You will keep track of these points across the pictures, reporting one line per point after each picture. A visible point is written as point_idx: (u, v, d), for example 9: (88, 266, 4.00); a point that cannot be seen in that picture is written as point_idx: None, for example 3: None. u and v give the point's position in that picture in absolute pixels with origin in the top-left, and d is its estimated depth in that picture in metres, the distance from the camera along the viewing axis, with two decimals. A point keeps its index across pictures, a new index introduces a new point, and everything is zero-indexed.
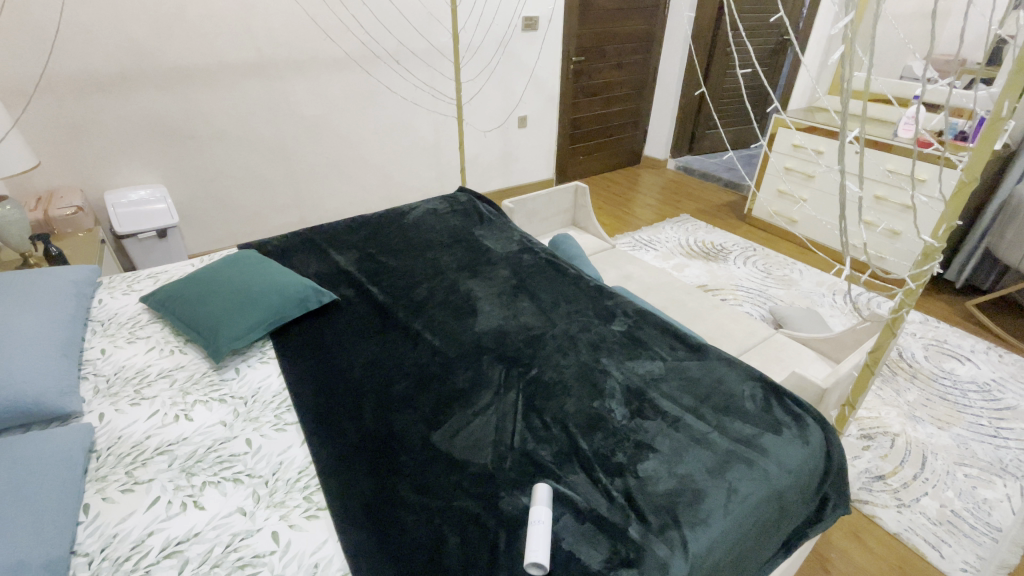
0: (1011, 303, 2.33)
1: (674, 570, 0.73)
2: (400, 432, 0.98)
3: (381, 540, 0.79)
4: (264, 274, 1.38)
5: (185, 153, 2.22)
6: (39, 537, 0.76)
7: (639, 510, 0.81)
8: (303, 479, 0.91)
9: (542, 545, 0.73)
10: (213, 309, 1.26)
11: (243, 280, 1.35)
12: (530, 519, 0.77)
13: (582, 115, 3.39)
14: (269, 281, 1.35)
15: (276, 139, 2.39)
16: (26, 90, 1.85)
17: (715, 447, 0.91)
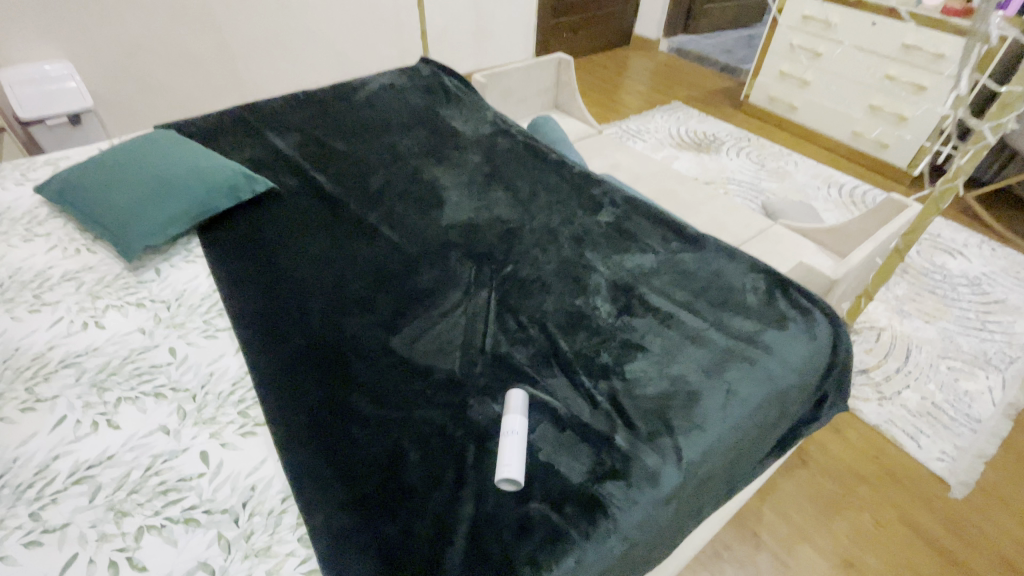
0: (1008, 196, 2.24)
1: (664, 480, 0.64)
2: (353, 337, 0.84)
3: (330, 456, 0.67)
4: (182, 158, 1.15)
5: (86, 17, 1.78)
6: None
7: (626, 416, 0.70)
8: (237, 392, 0.77)
9: (519, 461, 0.63)
10: (121, 198, 1.05)
11: (158, 165, 1.12)
12: (504, 430, 0.66)
13: None
14: (189, 166, 1.13)
15: (198, 2, 1.96)
16: None
17: (712, 346, 0.80)
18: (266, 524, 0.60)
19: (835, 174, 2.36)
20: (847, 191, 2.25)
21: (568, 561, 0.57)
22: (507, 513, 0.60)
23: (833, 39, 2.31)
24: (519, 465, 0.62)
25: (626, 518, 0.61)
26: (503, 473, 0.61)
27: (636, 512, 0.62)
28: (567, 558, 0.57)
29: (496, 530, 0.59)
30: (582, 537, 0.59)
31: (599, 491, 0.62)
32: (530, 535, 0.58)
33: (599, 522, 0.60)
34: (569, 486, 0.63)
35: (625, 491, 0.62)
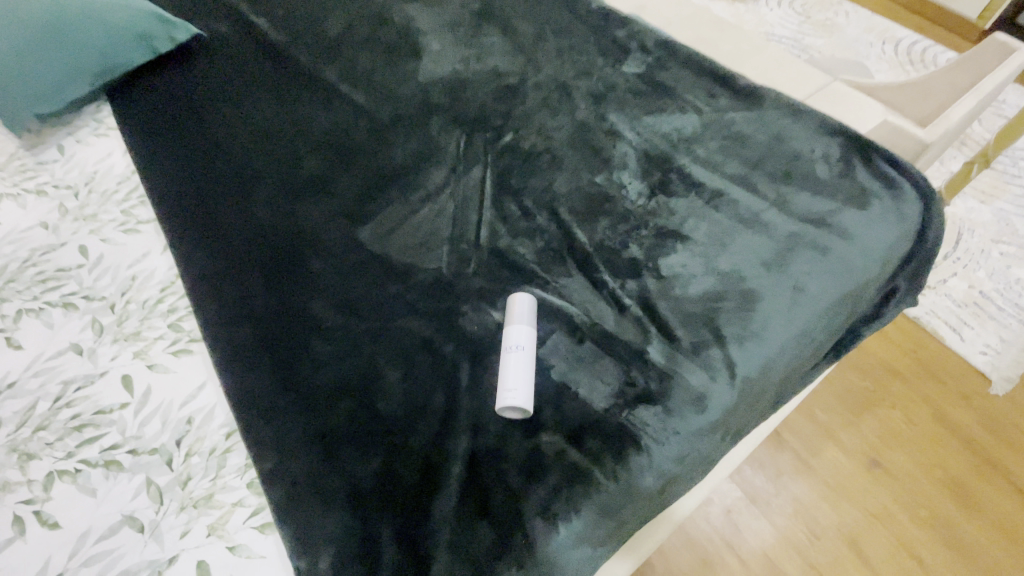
0: None
1: (713, 404, 0.48)
2: (310, 229, 0.65)
3: (284, 379, 0.52)
4: None
5: None
6: None
7: (664, 323, 0.53)
8: (166, 299, 0.61)
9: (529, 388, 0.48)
10: None
11: None
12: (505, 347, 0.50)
13: None
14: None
15: None
16: None
17: (773, 232, 0.61)
18: (205, 468, 0.47)
19: (892, 25, 1.97)
20: (907, 46, 1.89)
21: (590, 509, 0.43)
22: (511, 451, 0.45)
23: None
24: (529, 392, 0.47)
25: (665, 452, 0.46)
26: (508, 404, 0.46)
27: (678, 446, 0.47)
28: (590, 506, 0.43)
29: (498, 473, 0.45)
30: (607, 479, 0.44)
31: (629, 422, 0.47)
32: (540, 480, 0.44)
33: (629, 459, 0.45)
34: (591, 415, 0.47)
35: (663, 420, 0.47)
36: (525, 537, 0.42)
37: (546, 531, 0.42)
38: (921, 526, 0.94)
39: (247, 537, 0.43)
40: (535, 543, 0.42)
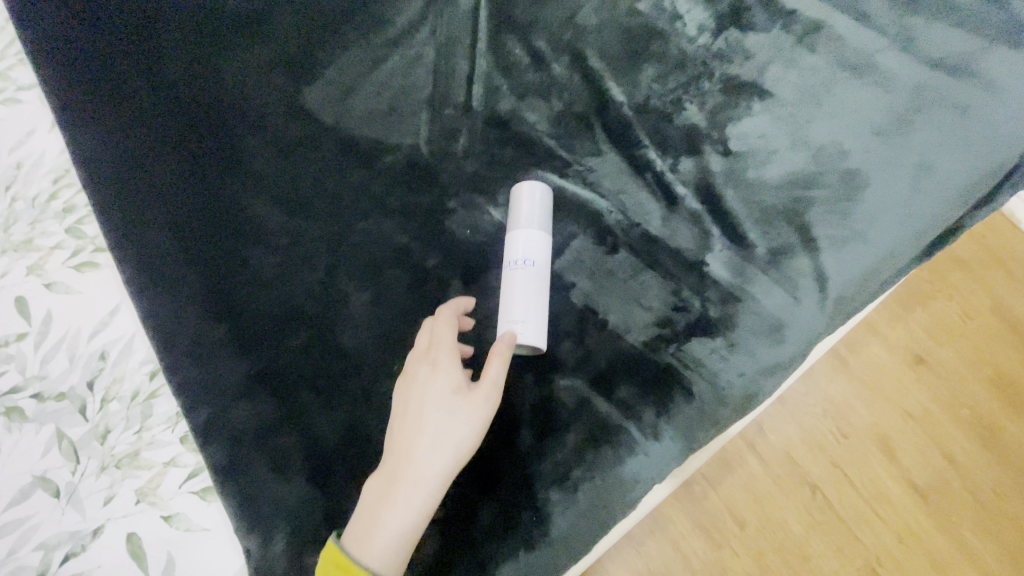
0: None
1: (791, 336, 0.35)
2: (236, 90, 0.47)
3: (215, 301, 0.39)
4: None
5: None
6: None
7: (732, 224, 0.38)
8: (61, 195, 0.46)
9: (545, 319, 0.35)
10: None
11: None
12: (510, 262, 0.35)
13: None
14: None
15: None
16: None
17: (895, 83, 0.42)
18: (126, 420, 0.37)
19: None
20: None
21: (622, 477, 0.32)
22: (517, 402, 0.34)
23: None
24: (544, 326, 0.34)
25: (721, 404, 0.34)
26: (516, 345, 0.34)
27: (744, 391, 0.34)
28: (622, 473, 0.32)
29: (499, 428, 0.33)
30: (646, 439, 0.33)
31: (679, 361, 0.34)
32: (555, 441, 0.33)
33: (676, 411, 0.33)
34: (625, 352, 0.34)
35: (723, 359, 0.34)
36: (535, 513, 0.31)
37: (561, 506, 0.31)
38: (954, 417, 0.63)
39: (185, 504, 0.34)
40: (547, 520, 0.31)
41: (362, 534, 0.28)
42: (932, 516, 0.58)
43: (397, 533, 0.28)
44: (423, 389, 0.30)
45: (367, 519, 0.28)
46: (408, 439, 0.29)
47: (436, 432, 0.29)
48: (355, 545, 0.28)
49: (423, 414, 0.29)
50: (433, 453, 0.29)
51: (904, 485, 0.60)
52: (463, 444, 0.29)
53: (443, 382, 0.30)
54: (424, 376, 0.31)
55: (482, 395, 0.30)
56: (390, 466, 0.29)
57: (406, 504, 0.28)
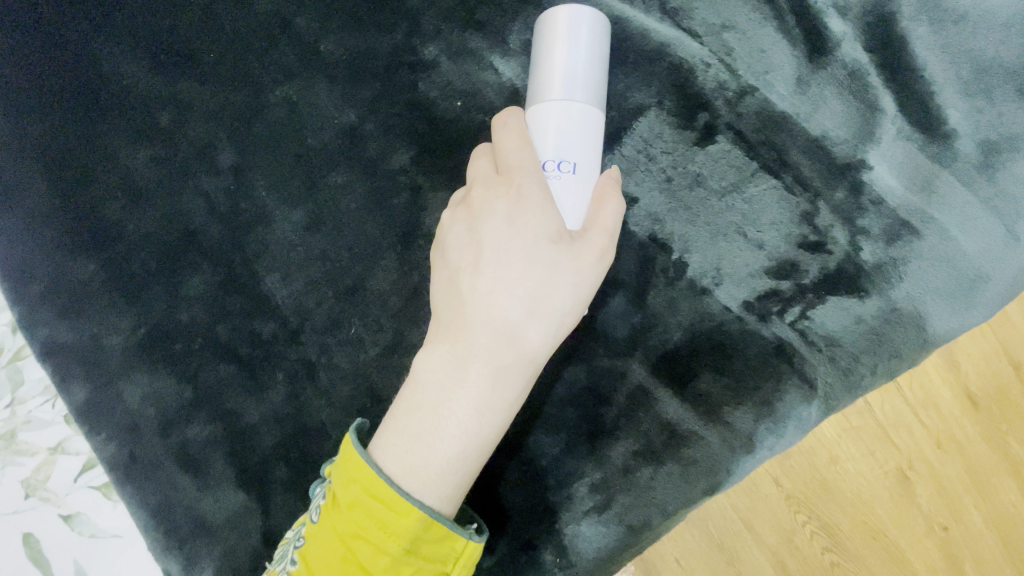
0: None
1: (998, 294, 0.21)
2: None
3: (66, 219, 0.25)
4: None
5: None
6: None
7: (922, 94, 0.22)
8: None
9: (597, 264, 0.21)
10: None
11: None
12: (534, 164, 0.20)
13: None
14: None
15: None
16: None
17: None
18: None
19: None
20: None
21: (690, 508, 0.21)
22: (538, 391, 0.22)
23: None
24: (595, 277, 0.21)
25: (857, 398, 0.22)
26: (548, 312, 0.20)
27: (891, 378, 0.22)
28: (689, 502, 0.21)
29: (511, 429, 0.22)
30: (734, 454, 0.21)
31: (801, 336, 0.21)
32: (595, 452, 0.21)
33: (786, 414, 0.21)
34: (712, 317, 0.22)
35: (874, 334, 0.21)
36: (561, 555, 0.22)
37: (594, 547, 0.21)
38: None
39: (86, 504, 0.25)
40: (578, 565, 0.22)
41: (411, 439, 0.18)
42: (987, 439, 0.35)
43: (464, 438, 0.18)
44: (505, 221, 0.18)
45: (419, 414, 0.18)
46: (488, 295, 0.18)
47: (533, 295, 0.18)
48: (401, 455, 0.18)
49: (510, 257, 0.18)
50: (525, 322, 0.18)
51: (955, 390, 0.35)
52: (571, 315, 0.19)
53: (541, 212, 0.18)
54: (507, 213, 0.19)
55: (598, 242, 0.19)
56: (456, 332, 0.18)
57: (484, 399, 0.18)
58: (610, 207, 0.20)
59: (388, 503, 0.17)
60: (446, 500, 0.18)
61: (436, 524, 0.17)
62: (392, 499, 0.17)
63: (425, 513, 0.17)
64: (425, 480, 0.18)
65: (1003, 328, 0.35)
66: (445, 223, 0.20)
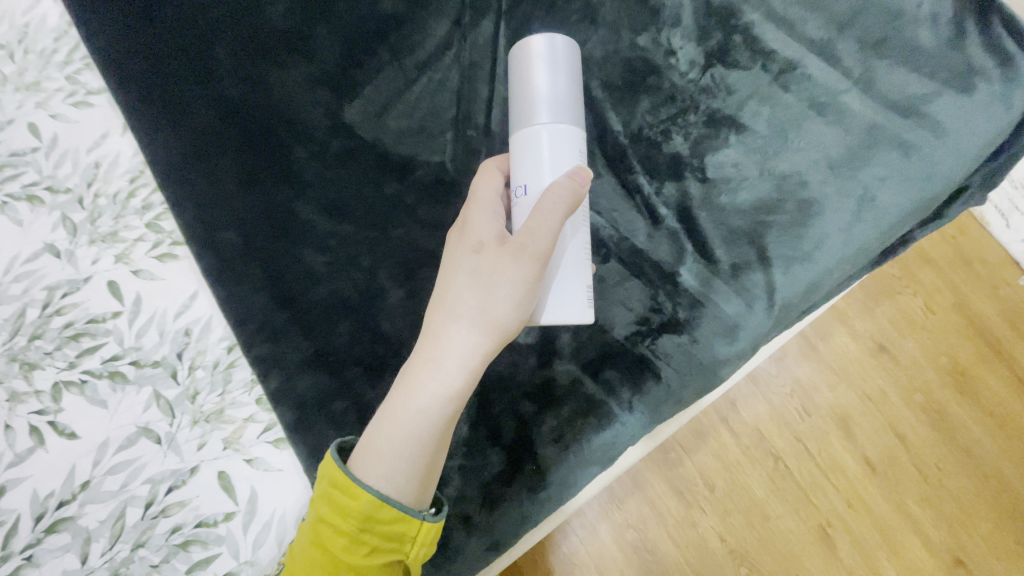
0: None
1: (747, 333, 0.44)
2: (285, 102, 0.54)
3: (275, 291, 0.47)
4: None
5: None
6: None
7: (704, 241, 0.47)
8: (140, 192, 0.54)
9: (578, 256, 0.39)
10: None
11: None
12: (519, 164, 0.40)
13: None
14: None
15: None
16: None
17: (852, 121, 0.49)
18: (211, 383, 0.46)
19: None
20: None
21: (600, 439, 0.42)
22: (525, 378, 0.44)
23: None
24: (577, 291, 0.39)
25: (686, 384, 0.44)
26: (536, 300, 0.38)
27: (702, 375, 0.44)
28: (603, 435, 0.42)
29: (511, 399, 0.43)
30: (622, 410, 0.43)
31: (652, 351, 0.44)
32: (553, 409, 0.43)
33: (647, 390, 0.43)
34: (611, 342, 0.44)
35: (688, 351, 0.44)
36: (536, 464, 0.42)
37: (556, 459, 0.42)
38: (924, 411, 0.99)
39: (263, 451, 0.44)
40: (546, 472, 0.41)
41: (396, 390, 0.35)
42: (886, 489, 0.95)
43: (418, 395, 0.34)
44: (458, 267, 0.37)
45: (399, 381, 0.35)
46: (444, 305, 0.36)
47: (462, 307, 0.35)
48: (386, 405, 0.34)
49: (456, 284, 0.36)
50: (459, 318, 0.35)
51: (861, 467, 0.96)
52: (489, 310, 0.35)
53: (476, 256, 0.37)
54: (458, 264, 0.37)
55: (512, 258, 0.35)
56: (428, 328, 0.36)
57: (430, 368, 0.34)
58: (548, 210, 0.35)
59: (351, 499, 0.32)
60: (404, 437, 0.33)
61: (386, 506, 0.32)
62: (352, 497, 0.32)
63: (370, 501, 0.32)
64: (390, 422, 0.33)
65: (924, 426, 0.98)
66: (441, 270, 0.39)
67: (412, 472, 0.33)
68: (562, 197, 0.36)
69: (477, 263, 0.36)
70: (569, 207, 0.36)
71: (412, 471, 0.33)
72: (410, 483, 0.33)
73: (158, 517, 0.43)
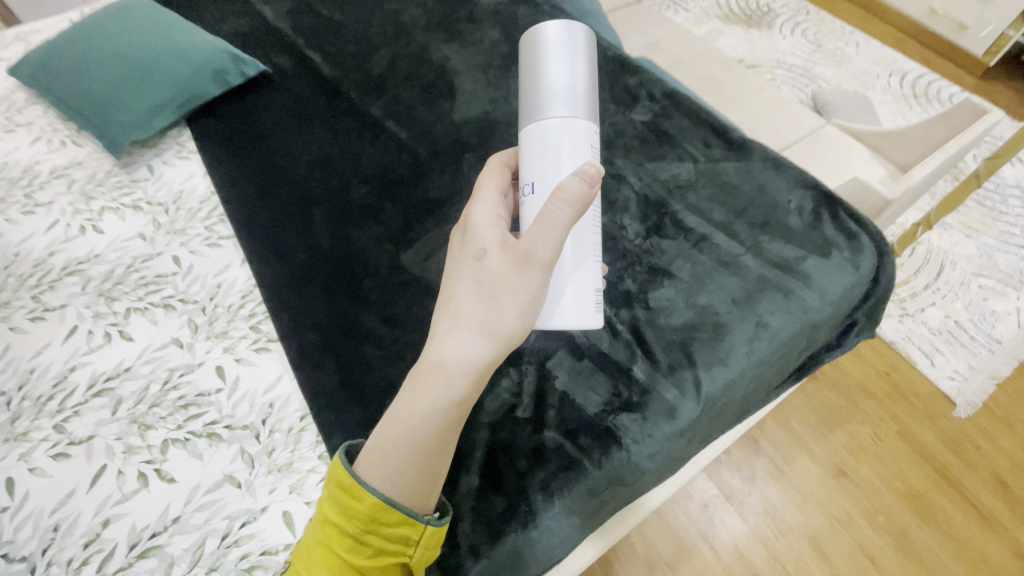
0: None
1: (682, 415, 0.62)
2: (361, 250, 0.79)
3: (342, 377, 0.67)
4: (173, 54, 0.97)
5: None
6: None
7: (650, 349, 0.67)
8: (247, 305, 0.75)
9: (586, 257, 0.49)
10: (129, 99, 0.92)
11: (154, 61, 0.95)
12: (531, 159, 0.51)
13: None
14: (181, 64, 0.97)
15: None
16: None
17: (747, 274, 0.73)
18: (286, 442, 0.62)
19: (900, 58, 2.02)
20: (911, 81, 1.94)
21: (578, 489, 0.57)
22: (523, 442, 0.60)
23: None
24: (588, 296, 0.49)
25: (640, 450, 0.60)
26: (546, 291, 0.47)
27: (652, 444, 0.61)
28: (579, 486, 0.57)
29: (511, 457, 0.59)
30: (594, 467, 0.58)
31: (615, 425, 0.61)
32: (543, 465, 0.58)
33: (612, 453, 0.59)
34: (586, 417, 0.62)
35: (640, 424, 0.61)
36: (530, 506, 0.56)
37: (544, 503, 0.56)
38: (887, 531, 1.07)
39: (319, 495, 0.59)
40: (537, 513, 0.56)
41: (409, 392, 0.41)
42: None
43: (428, 400, 0.40)
44: (470, 272, 0.43)
45: (412, 383, 0.42)
46: (454, 307, 0.42)
47: (469, 316, 0.42)
48: (399, 408, 0.41)
49: (467, 287, 0.43)
50: (465, 326, 0.42)
51: None
52: (492, 322, 0.41)
53: (486, 263, 0.42)
54: (469, 270, 0.43)
55: (515, 271, 0.41)
56: (440, 328, 0.43)
57: (436, 378, 0.41)
58: (550, 224, 0.40)
59: (359, 502, 0.39)
60: (411, 438, 0.40)
61: (386, 510, 0.39)
62: (360, 499, 0.39)
63: (373, 504, 0.39)
64: (399, 425, 0.40)
65: (889, 545, 1.05)
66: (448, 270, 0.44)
67: (414, 476, 0.40)
68: (569, 202, 0.40)
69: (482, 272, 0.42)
70: (576, 213, 0.41)
71: (413, 474, 0.40)
72: (410, 486, 0.40)
73: (230, 547, 0.55)
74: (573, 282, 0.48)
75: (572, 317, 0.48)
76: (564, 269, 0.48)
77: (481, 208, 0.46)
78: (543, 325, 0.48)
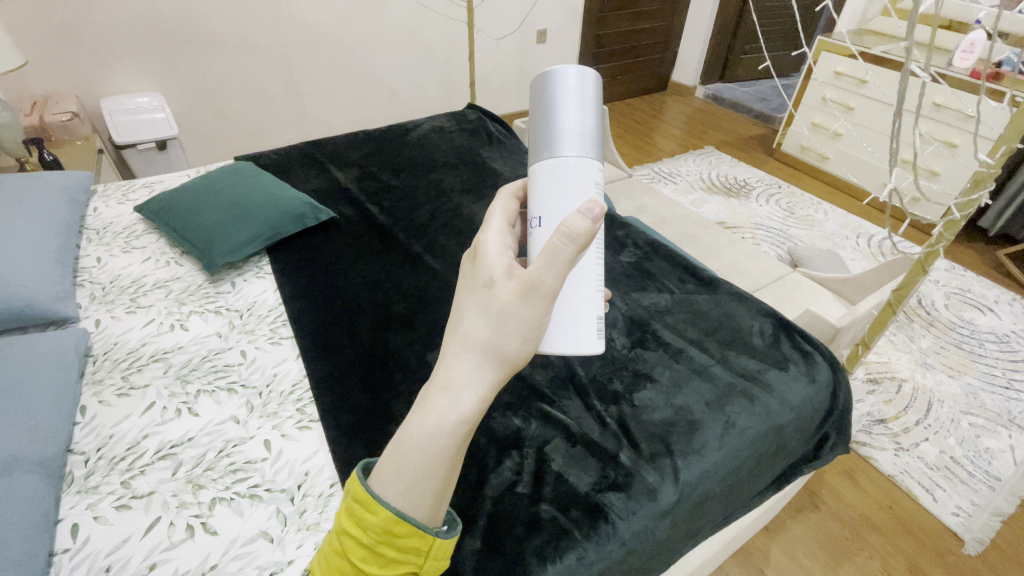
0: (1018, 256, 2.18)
1: (662, 496, 0.71)
2: (396, 353, 0.98)
3: (370, 450, 0.81)
4: (268, 202, 1.26)
5: (188, 78, 2.05)
6: (41, 449, 0.74)
7: (632, 438, 0.78)
8: (296, 391, 0.90)
9: (588, 288, 0.55)
10: (226, 230, 1.18)
11: (255, 207, 1.25)
12: (540, 196, 0.55)
13: (607, 47, 3.15)
14: (273, 208, 1.25)
15: (285, 84, 2.27)
16: (50, 21, 1.73)
17: (716, 379, 0.87)
18: (317, 504, 0.73)
19: (865, 223, 2.34)
20: (876, 242, 2.22)
21: (568, 556, 0.64)
22: (520, 511, 0.69)
23: (853, 119, 2.36)
24: (589, 322, 0.56)
25: (625, 527, 0.68)
26: (551, 324, 0.54)
27: (633, 521, 0.69)
28: (571, 554, 0.65)
29: (508, 524, 0.67)
30: (585, 537, 0.66)
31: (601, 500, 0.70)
32: (536, 533, 0.66)
33: (600, 526, 0.68)
34: (578, 493, 0.71)
35: (625, 502, 0.70)
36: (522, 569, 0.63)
37: (538, 567, 0.63)
38: None
39: None
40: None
41: (422, 412, 0.47)
42: None
43: (436, 422, 0.47)
44: (481, 302, 0.49)
45: (424, 403, 0.48)
46: (463, 334, 0.48)
47: (478, 344, 0.48)
48: (414, 425, 0.47)
49: (477, 313, 0.49)
50: (474, 349, 0.48)
51: None
52: (499, 346, 0.48)
53: (496, 298, 0.48)
54: (479, 297, 0.49)
55: (520, 305, 0.48)
56: (449, 352, 0.49)
57: (445, 402, 0.47)
58: (554, 262, 0.47)
59: (375, 516, 0.48)
60: (424, 454, 0.47)
61: (396, 522, 0.48)
62: (375, 512, 0.48)
63: (387, 516, 0.47)
64: (413, 444, 0.47)
65: None
66: (456, 298, 0.51)
67: (421, 494, 0.48)
68: (570, 239, 0.47)
69: (490, 300, 0.48)
70: (578, 248, 0.48)
71: (423, 490, 0.48)
72: (420, 499, 0.48)
73: None
74: (574, 308, 0.55)
75: (575, 344, 0.55)
76: (567, 297, 0.55)
77: (488, 239, 0.53)
78: (547, 345, 0.55)
